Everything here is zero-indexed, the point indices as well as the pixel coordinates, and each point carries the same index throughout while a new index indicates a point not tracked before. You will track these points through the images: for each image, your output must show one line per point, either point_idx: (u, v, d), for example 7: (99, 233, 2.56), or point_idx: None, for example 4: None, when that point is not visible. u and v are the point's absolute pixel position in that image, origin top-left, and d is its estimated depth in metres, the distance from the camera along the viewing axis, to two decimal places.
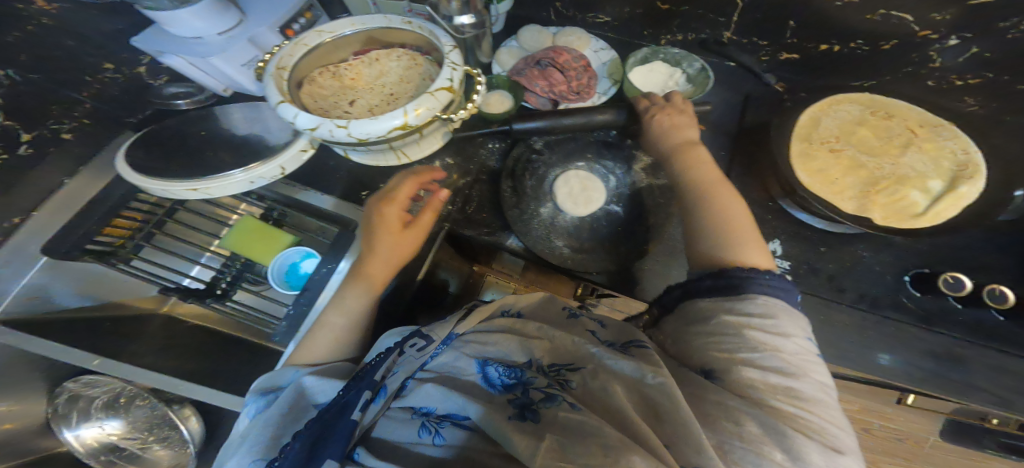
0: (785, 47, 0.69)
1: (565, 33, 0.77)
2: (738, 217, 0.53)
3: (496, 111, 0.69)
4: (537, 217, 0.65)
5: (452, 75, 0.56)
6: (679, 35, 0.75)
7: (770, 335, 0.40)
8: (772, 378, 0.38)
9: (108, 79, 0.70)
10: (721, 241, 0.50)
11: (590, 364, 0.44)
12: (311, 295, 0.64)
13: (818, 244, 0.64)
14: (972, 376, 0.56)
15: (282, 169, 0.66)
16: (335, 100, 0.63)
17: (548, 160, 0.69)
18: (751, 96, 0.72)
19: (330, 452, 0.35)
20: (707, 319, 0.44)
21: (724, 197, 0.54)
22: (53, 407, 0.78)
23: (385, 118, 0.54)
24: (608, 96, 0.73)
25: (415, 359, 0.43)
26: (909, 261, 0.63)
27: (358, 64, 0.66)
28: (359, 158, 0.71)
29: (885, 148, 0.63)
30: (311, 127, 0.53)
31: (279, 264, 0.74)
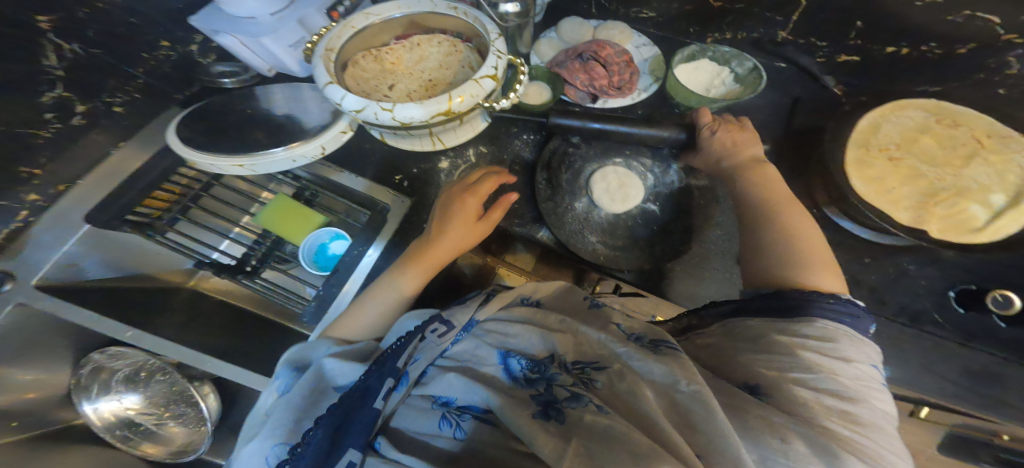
0: (846, 48, 0.66)
1: (606, 27, 0.75)
2: (812, 242, 0.50)
3: (533, 102, 0.68)
4: (570, 211, 0.64)
5: (498, 63, 0.56)
6: (728, 33, 0.73)
7: (828, 358, 0.38)
8: (826, 399, 0.36)
9: (162, 57, 0.73)
10: (787, 263, 0.48)
11: (616, 364, 0.43)
12: (341, 277, 0.64)
13: (863, 255, 0.60)
14: (1007, 392, 0.55)
15: (322, 149, 0.67)
16: (377, 84, 0.63)
17: (584, 154, 0.68)
18: (800, 99, 0.69)
19: (352, 441, 0.37)
20: (758, 338, 0.42)
21: (792, 219, 0.52)
22: (75, 377, 0.70)
23: (429, 103, 0.53)
24: (650, 93, 0.72)
25: (435, 346, 0.45)
26: (960, 276, 0.58)
27: (400, 49, 0.67)
28: (395, 142, 0.71)
29: (947, 159, 0.59)
30: (357, 109, 0.53)
31: (309, 243, 0.75)
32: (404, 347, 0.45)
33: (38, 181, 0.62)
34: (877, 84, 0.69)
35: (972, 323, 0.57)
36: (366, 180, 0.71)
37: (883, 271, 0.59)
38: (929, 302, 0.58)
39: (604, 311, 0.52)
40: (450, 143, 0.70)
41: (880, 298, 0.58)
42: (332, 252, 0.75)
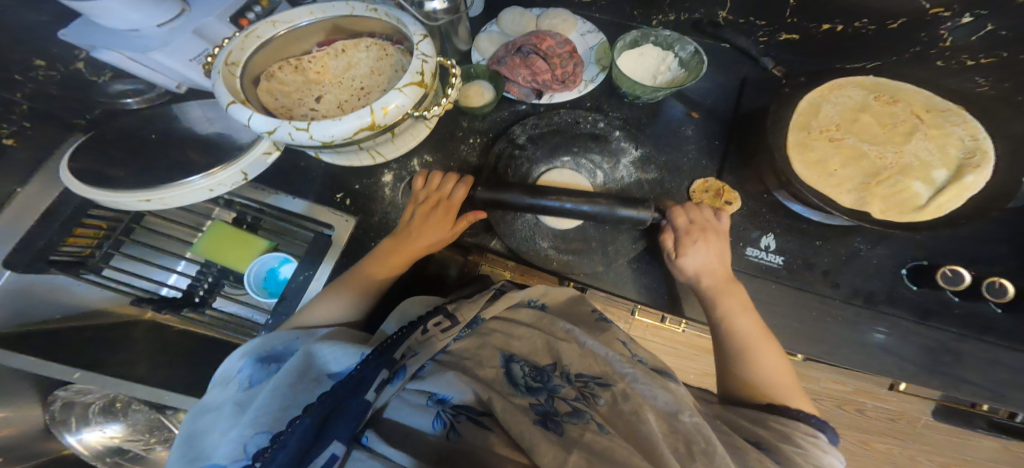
0: (785, 27, 0.64)
1: (549, 15, 0.70)
2: (783, 369, 0.50)
3: (475, 104, 0.66)
4: (519, 216, 0.62)
5: (422, 68, 0.51)
6: (672, 14, 0.69)
7: (817, 441, 0.38)
8: (811, 467, 0.36)
9: (44, 77, 0.62)
10: (757, 390, 0.48)
11: (620, 382, 0.40)
12: (290, 305, 0.60)
13: (814, 238, 0.60)
14: (962, 370, 0.55)
15: (244, 173, 0.61)
16: (300, 97, 0.59)
17: (531, 155, 0.65)
18: (748, 80, 0.68)
19: (337, 432, 0.32)
20: (756, 420, 0.43)
21: (767, 349, 0.50)
22: (51, 413, 0.75)
23: (350, 118, 0.49)
24: (596, 83, 0.68)
25: (438, 342, 0.40)
26: (909, 253, 0.59)
27: (324, 56, 0.61)
28: (331, 159, 0.65)
29: (889, 136, 0.59)
30: (268, 130, 0.49)
31: (256, 269, 0.68)
32: (403, 339, 0.40)
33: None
34: (821, 61, 0.68)
35: (923, 297, 0.57)
36: (306, 200, 0.66)
37: (836, 253, 0.59)
38: (881, 280, 0.58)
39: (609, 325, 0.50)
40: (391, 155, 0.66)
41: (835, 280, 0.59)
42: (284, 277, 0.68)
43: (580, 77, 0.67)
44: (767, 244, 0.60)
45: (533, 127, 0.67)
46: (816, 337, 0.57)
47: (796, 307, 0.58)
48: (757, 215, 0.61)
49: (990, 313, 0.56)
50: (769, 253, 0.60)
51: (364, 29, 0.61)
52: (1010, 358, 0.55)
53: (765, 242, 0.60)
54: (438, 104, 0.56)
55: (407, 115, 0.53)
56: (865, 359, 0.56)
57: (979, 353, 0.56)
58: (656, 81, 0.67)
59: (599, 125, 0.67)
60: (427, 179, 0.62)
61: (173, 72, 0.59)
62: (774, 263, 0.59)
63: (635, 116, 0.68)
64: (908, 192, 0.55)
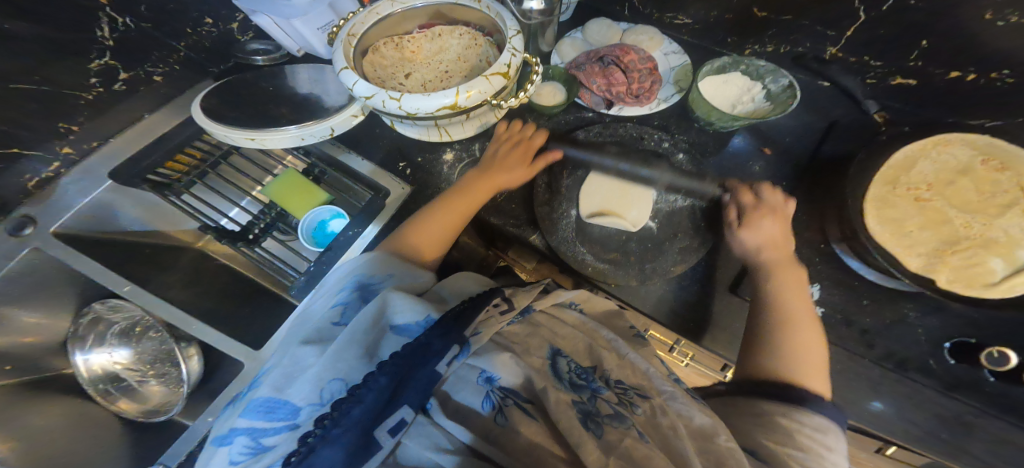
0: (900, 70, 0.62)
1: (635, 32, 0.72)
2: (817, 356, 0.49)
3: (546, 102, 0.68)
4: (565, 219, 0.64)
5: (511, 61, 0.54)
6: (769, 46, 0.70)
7: (819, 443, 0.40)
8: None
9: (206, 32, 0.73)
10: (785, 354, 0.48)
11: (659, 396, 0.40)
12: (334, 256, 0.63)
13: (862, 296, 0.59)
14: (980, 449, 0.54)
15: (332, 130, 0.65)
16: (393, 71, 0.62)
17: (588, 161, 0.67)
18: (839, 123, 0.68)
19: (408, 399, 0.35)
20: (760, 414, 0.44)
21: (808, 338, 0.50)
22: (73, 326, 0.68)
23: (437, 95, 0.52)
24: (669, 103, 0.69)
25: (499, 322, 0.41)
26: (956, 327, 0.57)
27: (421, 38, 0.64)
28: (403, 130, 0.68)
29: (982, 206, 0.56)
30: (366, 95, 0.52)
31: (310, 219, 0.71)
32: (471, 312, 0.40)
33: (75, 136, 0.63)
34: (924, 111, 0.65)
35: (966, 377, 0.55)
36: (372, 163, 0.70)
37: (880, 316, 0.58)
38: (922, 350, 0.57)
39: (647, 344, 0.51)
40: (457, 136, 0.69)
41: (875, 342, 0.57)
42: (332, 231, 0.71)
43: (655, 94, 0.68)
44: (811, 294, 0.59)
45: (596, 134, 0.68)
46: (839, 393, 0.56)
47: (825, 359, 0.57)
48: (809, 263, 0.61)
49: None
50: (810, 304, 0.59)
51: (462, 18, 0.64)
52: None
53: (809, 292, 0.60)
54: (515, 97, 0.58)
55: (485, 103, 0.55)
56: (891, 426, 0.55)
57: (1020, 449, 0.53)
58: (735, 110, 0.67)
59: (665, 145, 0.67)
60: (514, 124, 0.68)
61: (304, 41, 0.67)
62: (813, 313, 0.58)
63: (703, 142, 0.69)
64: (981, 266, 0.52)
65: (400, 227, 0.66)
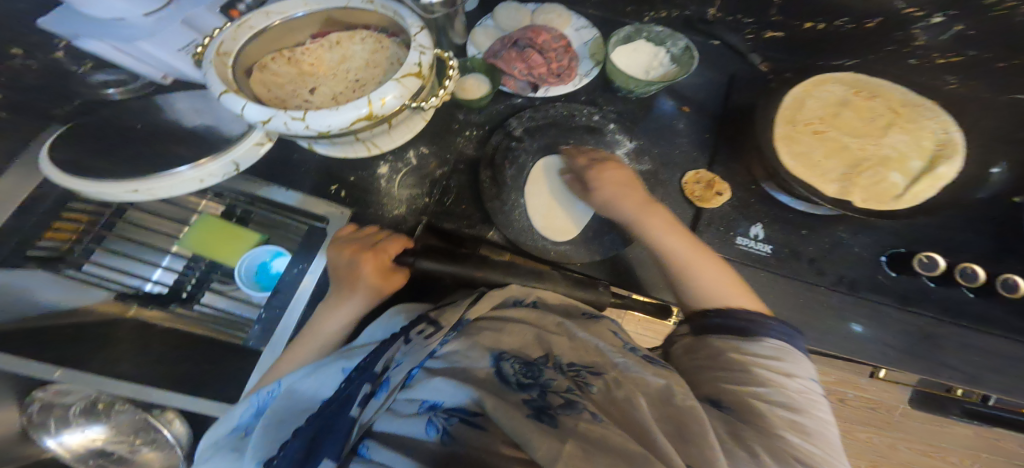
0: (769, 25, 0.68)
1: (544, 11, 0.71)
2: (724, 279, 0.53)
3: (472, 96, 0.67)
4: (516, 208, 0.66)
5: (421, 59, 0.52)
6: (663, 11, 0.71)
7: (779, 375, 0.42)
8: (780, 412, 0.40)
9: (19, 66, 0.55)
10: (698, 292, 0.52)
11: (612, 371, 0.42)
12: (283, 297, 0.63)
13: (799, 227, 0.63)
14: (943, 353, 0.59)
15: (235, 164, 0.60)
16: (294, 88, 0.58)
17: (528, 148, 0.69)
18: (736, 77, 0.70)
19: (326, 451, 0.32)
20: (718, 355, 0.46)
21: (701, 264, 0.54)
22: (26, 415, 0.63)
23: (349, 110, 0.49)
24: (592, 78, 0.70)
25: (422, 348, 0.40)
26: (886, 240, 0.62)
27: (318, 48, 0.61)
28: (320, 148, 0.64)
29: (868, 129, 0.64)
30: (262, 119, 0.48)
31: (247, 263, 0.69)
32: (386, 350, 0.42)
33: None
34: (803, 59, 0.72)
35: (898, 283, 0.61)
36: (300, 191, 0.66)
37: (819, 242, 0.62)
38: (864, 266, 0.62)
39: (602, 317, 0.52)
40: (386, 146, 0.66)
41: (818, 266, 0.61)
42: (274, 271, 0.69)
43: (576, 70, 0.68)
44: (756, 234, 0.62)
45: (529, 120, 0.69)
46: (807, 324, 0.59)
47: (790, 295, 0.60)
48: (746, 206, 0.64)
49: (961, 298, 0.60)
50: (759, 242, 0.62)
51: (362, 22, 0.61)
52: (981, 340, 0.59)
53: (755, 232, 0.62)
54: (436, 95, 0.56)
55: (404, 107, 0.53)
56: (845, 342, 0.59)
57: (958, 339, 0.59)
58: (650, 76, 0.68)
59: (595, 117, 0.69)
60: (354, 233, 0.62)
61: (163, 66, 0.57)
62: (763, 252, 0.62)
63: (629, 110, 0.70)
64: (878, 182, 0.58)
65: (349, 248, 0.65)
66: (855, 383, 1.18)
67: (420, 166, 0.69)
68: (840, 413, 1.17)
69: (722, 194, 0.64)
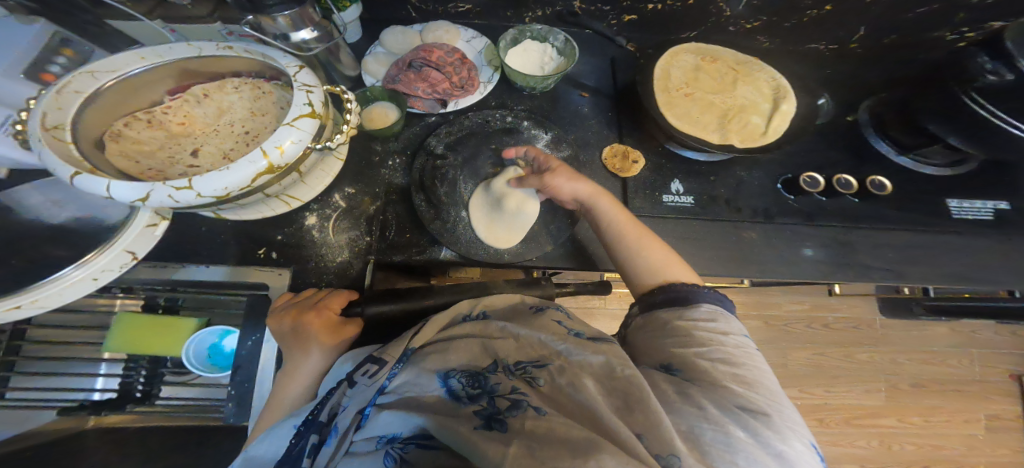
0: (625, 10, 0.75)
1: (431, 29, 0.74)
2: (667, 256, 0.56)
3: (381, 125, 0.68)
4: (460, 223, 0.66)
5: (310, 99, 0.53)
6: (539, 10, 0.76)
7: (714, 333, 0.46)
8: (719, 365, 0.42)
9: None
10: (647, 268, 0.55)
11: (557, 360, 0.45)
12: (247, 371, 0.63)
13: (708, 175, 0.69)
14: (860, 255, 0.66)
15: (130, 253, 0.57)
16: (172, 152, 0.61)
17: (455, 163, 0.70)
18: (616, 59, 0.77)
19: None
20: (662, 326, 0.49)
21: (648, 242, 0.58)
22: None
23: (241, 167, 0.50)
24: (494, 83, 0.74)
25: (367, 388, 0.45)
26: (777, 171, 0.70)
27: (182, 104, 0.62)
28: (240, 215, 0.65)
29: (723, 86, 0.74)
30: (139, 196, 0.48)
31: (194, 348, 0.69)
32: (332, 398, 0.47)
33: None
34: (661, 35, 0.81)
35: (801, 204, 0.68)
36: (226, 263, 0.66)
37: (727, 184, 0.68)
38: (771, 197, 0.68)
39: (546, 310, 0.55)
40: (307, 197, 0.67)
41: (738, 207, 0.67)
42: (227, 349, 0.69)
43: (477, 80, 0.72)
44: (677, 189, 0.67)
45: (447, 135, 0.71)
46: (743, 258, 0.64)
47: (719, 236, 0.65)
48: (660, 168, 0.69)
49: (851, 204, 0.69)
50: (680, 196, 0.67)
51: (227, 70, 0.63)
52: (881, 236, 0.67)
53: (674, 187, 0.67)
54: (340, 132, 0.57)
55: (308, 150, 0.54)
56: (777, 267, 0.64)
57: (865, 240, 0.67)
58: (545, 71, 0.73)
59: (508, 119, 0.72)
60: (293, 297, 0.62)
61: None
62: (685, 203, 0.66)
63: (538, 106, 0.74)
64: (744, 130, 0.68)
65: None
66: (828, 305, 1.32)
67: (351, 206, 0.69)
68: (824, 336, 1.29)
69: (638, 161, 0.68)
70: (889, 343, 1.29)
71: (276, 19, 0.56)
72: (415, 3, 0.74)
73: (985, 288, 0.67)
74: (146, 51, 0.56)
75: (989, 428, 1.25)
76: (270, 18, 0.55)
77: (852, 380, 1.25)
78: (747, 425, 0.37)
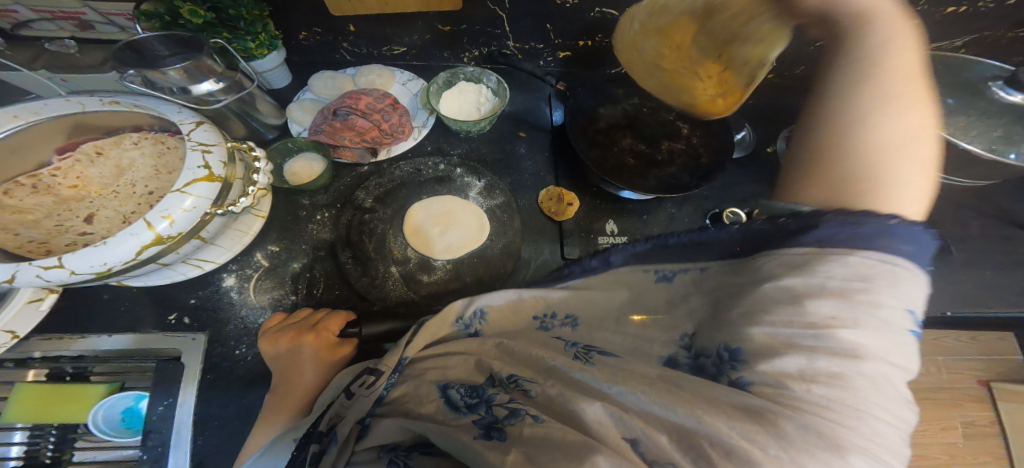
0: (558, 47, 0.76)
1: (363, 73, 0.73)
2: (904, 134, 0.33)
3: (304, 178, 0.64)
4: (388, 277, 0.62)
5: (206, 160, 0.47)
6: (474, 51, 0.76)
7: (843, 307, 0.27)
8: (819, 364, 0.27)
9: None
10: (864, 163, 0.33)
11: (550, 376, 0.38)
12: (160, 436, 0.54)
13: (641, 214, 0.68)
14: None
15: (13, 333, 0.51)
16: (64, 219, 0.53)
17: (383, 216, 0.66)
18: (552, 96, 0.77)
19: None
20: (766, 278, 0.32)
21: (886, 106, 0.34)
22: None
23: (120, 240, 0.43)
24: (428, 127, 0.72)
25: (365, 399, 0.43)
26: (708, 205, 0.70)
27: (74, 165, 0.55)
28: (147, 281, 0.59)
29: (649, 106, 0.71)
30: (6, 278, 0.41)
31: (105, 414, 0.57)
32: (332, 408, 0.44)
33: None
34: (595, 71, 0.83)
35: None
36: (139, 330, 0.59)
37: (660, 222, 0.68)
38: None
39: None
40: (222, 259, 0.60)
41: None
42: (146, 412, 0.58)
43: (408, 125, 0.69)
44: (610, 229, 0.66)
45: (377, 187, 0.68)
46: None
47: None
48: (596, 208, 0.68)
49: None
50: (616, 236, 0.66)
51: (126, 123, 0.54)
52: None
53: (608, 228, 0.66)
54: (246, 195, 0.52)
55: (206, 215, 0.48)
56: None
57: None
58: (480, 112, 0.72)
59: (440, 167, 0.71)
60: (292, 317, 0.58)
61: None
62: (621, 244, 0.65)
63: (475, 148, 0.73)
64: (686, 158, 0.67)
65: (220, 374, 0.58)
66: None
67: (274, 266, 0.63)
68: None
69: (573, 203, 0.67)
70: None
71: (166, 74, 0.52)
72: (347, 47, 0.72)
73: (918, 312, 0.68)
74: (19, 109, 0.48)
75: (965, 436, 1.24)
76: (158, 72, 0.51)
77: None
78: (786, 443, 0.26)
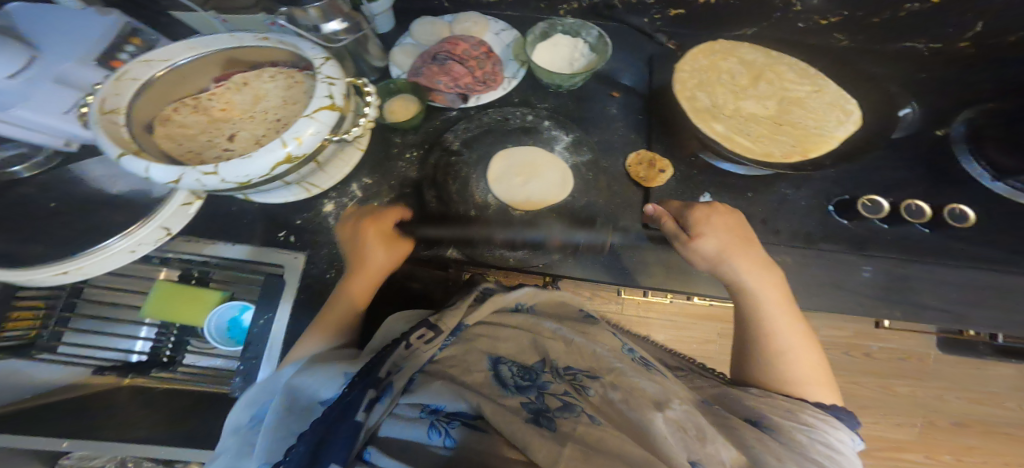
0: (670, 4, 0.72)
1: (461, 20, 0.73)
2: (806, 367, 0.49)
3: (402, 117, 0.67)
4: (469, 221, 0.65)
5: (331, 91, 0.51)
6: (574, 3, 0.73)
7: (821, 418, 0.42)
8: (817, 443, 0.39)
9: None
10: (783, 379, 0.48)
11: (608, 374, 0.44)
12: (258, 349, 0.60)
13: (746, 190, 0.67)
14: (921, 291, 0.63)
15: (165, 229, 0.58)
16: (208, 138, 0.57)
17: (468, 160, 0.69)
18: (654, 57, 0.73)
19: (334, 456, 0.32)
20: (759, 393, 0.45)
21: (793, 349, 0.50)
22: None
23: (262, 155, 0.48)
24: (518, 79, 0.72)
25: (423, 353, 0.41)
26: (831, 191, 0.67)
27: (225, 92, 0.60)
28: (267, 196, 0.66)
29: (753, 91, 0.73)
30: (171, 179, 0.47)
31: (216, 322, 0.66)
32: (388, 354, 0.41)
33: None
34: (712, 32, 0.78)
35: (857, 229, 0.66)
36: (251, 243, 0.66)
37: (768, 202, 0.67)
38: (819, 220, 0.66)
39: (596, 321, 0.54)
40: (325, 184, 0.67)
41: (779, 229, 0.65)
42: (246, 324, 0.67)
43: (501, 74, 0.70)
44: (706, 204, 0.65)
45: (464, 132, 0.70)
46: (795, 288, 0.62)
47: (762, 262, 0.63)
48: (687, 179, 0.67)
49: (914, 234, 0.64)
50: None
51: (267, 58, 0.60)
52: (949, 275, 0.63)
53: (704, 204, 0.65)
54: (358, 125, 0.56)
55: (326, 141, 0.52)
56: (823, 296, 0.62)
57: (926, 277, 0.63)
58: (573, 68, 0.70)
59: (529, 118, 0.71)
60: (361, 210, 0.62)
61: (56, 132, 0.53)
62: None
63: (564, 105, 0.72)
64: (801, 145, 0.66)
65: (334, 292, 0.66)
66: (872, 334, 1.16)
67: (366, 197, 0.68)
68: (874, 368, 1.14)
69: (664, 171, 0.67)
70: (940, 380, 1.13)
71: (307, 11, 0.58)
72: None
73: None
74: (193, 41, 0.54)
75: None
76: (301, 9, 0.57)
77: (899, 415, 1.11)
78: None
